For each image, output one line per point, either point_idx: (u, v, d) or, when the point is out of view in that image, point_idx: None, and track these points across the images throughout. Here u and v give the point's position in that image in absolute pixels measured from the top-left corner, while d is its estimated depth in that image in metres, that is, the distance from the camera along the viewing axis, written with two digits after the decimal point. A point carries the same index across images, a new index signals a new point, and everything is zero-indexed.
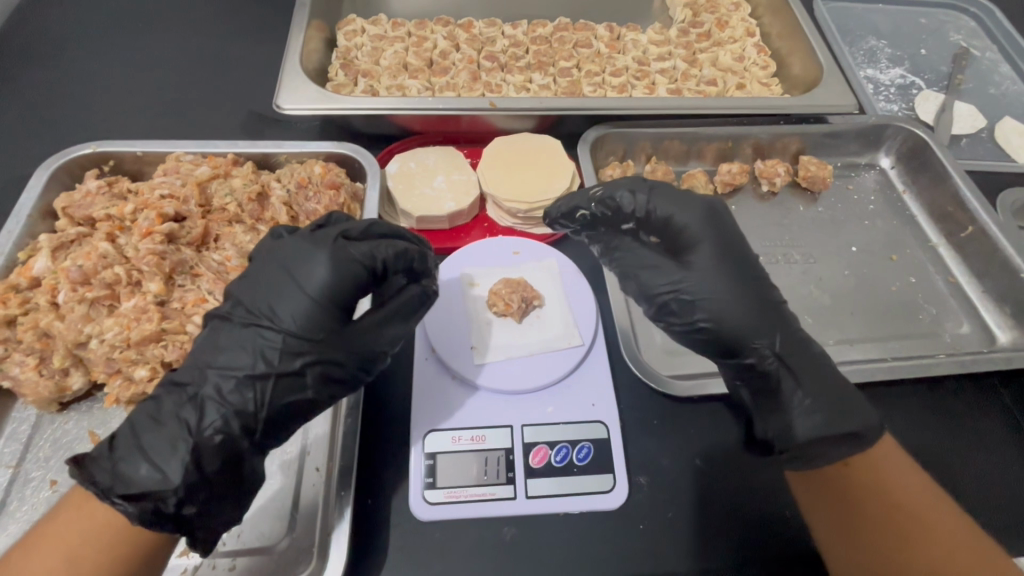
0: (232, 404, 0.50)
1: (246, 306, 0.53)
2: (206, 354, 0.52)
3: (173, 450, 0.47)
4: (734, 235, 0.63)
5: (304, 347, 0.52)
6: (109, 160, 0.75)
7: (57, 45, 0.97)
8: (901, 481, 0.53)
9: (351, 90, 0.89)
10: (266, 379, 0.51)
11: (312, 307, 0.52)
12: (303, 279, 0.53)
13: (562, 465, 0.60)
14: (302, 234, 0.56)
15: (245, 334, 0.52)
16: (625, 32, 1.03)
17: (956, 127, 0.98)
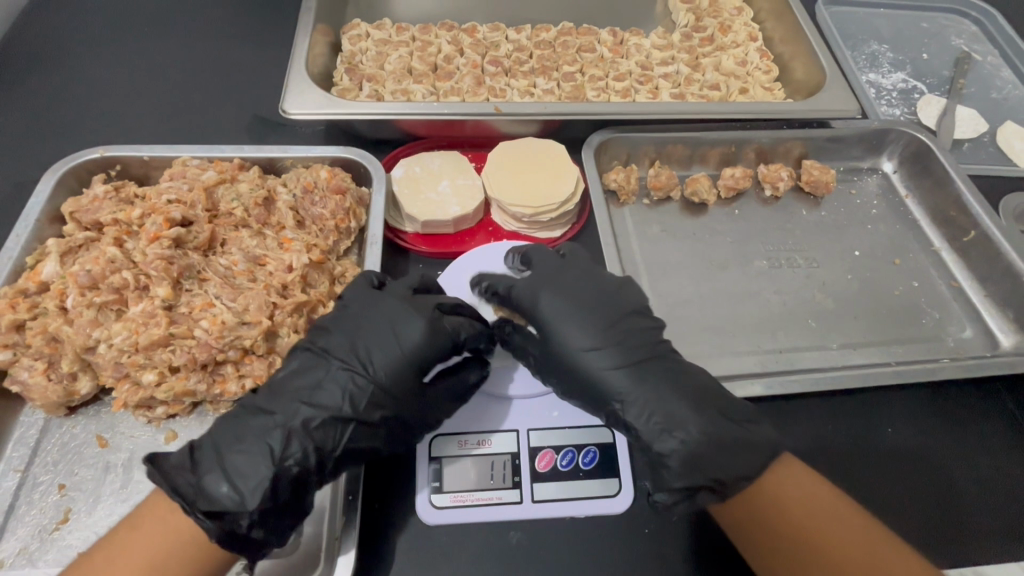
0: (315, 440, 0.52)
1: (346, 347, 0.56)
2: (298, 386, 0.54)
3: (255, 471, 0.50)
4: (582, 293, 0.61)
5: (385, 400, 0.54)
6: (116, 164, 0.76)
7: (63, 50, 0.97)
8: (797, 497, 0.53)
9: (356, 94, 0.90)
10: (347, 425, 0.53)
11: (398, 363, 0.55)
12: (402, 336, 0.56)
13: (568, 470, 0.60)
14: (402, 295, 0.60)
15: (333, 373, 0.55)
16: (628, 36, 1.04)
17: (958, 131, 0.98)
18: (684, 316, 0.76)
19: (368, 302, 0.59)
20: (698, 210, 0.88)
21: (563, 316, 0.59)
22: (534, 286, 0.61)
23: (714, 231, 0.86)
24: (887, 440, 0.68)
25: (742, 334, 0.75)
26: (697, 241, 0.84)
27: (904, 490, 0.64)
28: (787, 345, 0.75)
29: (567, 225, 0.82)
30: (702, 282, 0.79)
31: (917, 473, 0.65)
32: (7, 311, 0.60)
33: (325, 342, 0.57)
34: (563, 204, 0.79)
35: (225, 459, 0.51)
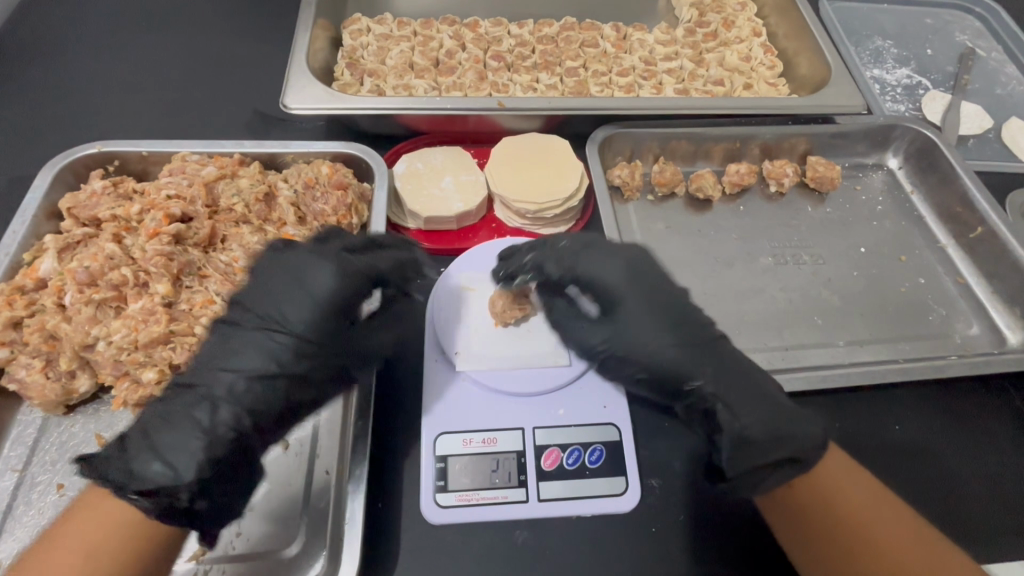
0: (245, 402, 0.51)
1: (256, 314, 0.54)
2: (214, 358, 0.52)
3: (185, 445, 0.48)
4: (655, 292, 0.58)
5: (311, 349, 0.54)
6: (114, 160, 0.74)
7: (60, 44, 0.96)
8: (848, 491, 0.53)
9: (357, 89, 0.89)
10: (277, 381, 0.52)
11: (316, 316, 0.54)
12: (309, 288, 0.55)
13: (574, 468, 0.59)
14: (303, 246, 0.58)
15: (250, 340, 0.53)
16: (631, 31, 1.03)
17: (963, 127, 0.98)
18: None
19: (275, 267, 0.56)
20: (703, 206, 0.87)
21: (639, 315, 0.57)
22: (597, 262, 0.59)
23: (719, 227, 0.85)
24: (895, 437, 0.67)
25: (748, 332, 0.74)
26: (702, 237, 0.83)
27: (912, 487, 0.63)
28: (793, 342, 0.74)
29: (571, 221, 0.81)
30: (708, 279, 0.79)
31: (926, 470, 0.65)
32: (5, 308, 0.59)
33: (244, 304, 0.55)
34: (567, 200, 0.78)
35: (155, 438, 0.48)
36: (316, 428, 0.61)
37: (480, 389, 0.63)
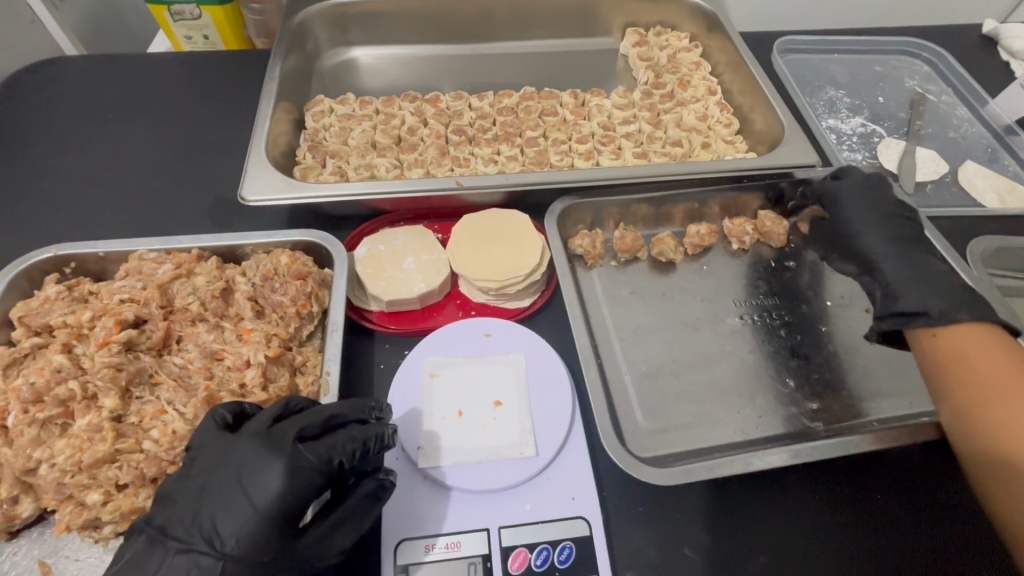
0: (213, 539, 0.49)
1: (190, 524, 0.50)
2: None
3: None
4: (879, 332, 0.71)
5: (247, 488, 0.50)
6: (71, 262, 0.74)
7: (26, 142, 0.97)
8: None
9: (319, 172, 0.89)
10: (224, 506, 0.50)
11: (242, 517, 0.49)
12: (254, 492, 0.49)
13: (543, 569, 0.56)
14: (212, 421, 0.56)
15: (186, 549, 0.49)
16: (589, 97, 1.06)
17: (920, 173, 0.99)
18: (660, 385, 0.74)
19: (211, 455, 0.53)
20: (667, 268, 0.87)
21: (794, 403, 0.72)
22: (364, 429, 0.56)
23: (684, 290, 0.84)
24: (880, 505, 0.64)
25: (719, 402, 0.73)
26: (667, 301, 0.83)
27: (897, 562, 0.61)
28: (767, 408, 0.73)
29: (535, 293, 0.80)
30: (676, 345, 0.78)
31: (913, 544, 0.62)
32: None
33: (164, 516, 0.51)
34: (528, 274, 0.77)
35: None
36: None
37: (446, 485, 0.60)
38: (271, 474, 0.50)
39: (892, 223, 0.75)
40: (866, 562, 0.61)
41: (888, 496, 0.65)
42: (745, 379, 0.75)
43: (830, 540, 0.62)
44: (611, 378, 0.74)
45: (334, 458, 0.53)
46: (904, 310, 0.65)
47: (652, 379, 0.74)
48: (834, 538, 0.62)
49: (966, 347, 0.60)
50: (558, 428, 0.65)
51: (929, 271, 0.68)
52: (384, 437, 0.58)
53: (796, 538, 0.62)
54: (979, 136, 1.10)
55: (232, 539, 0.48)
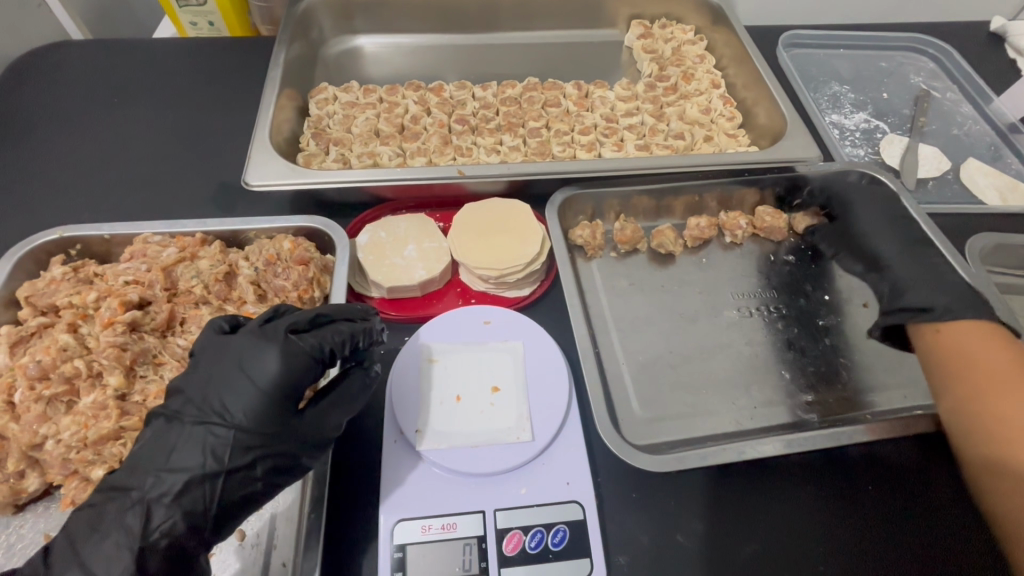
0: (221, 417, 0.52)
1: (200, 408, 0.53)
2: (154, 456, 0.51)
3: (171, 486, 0.50)
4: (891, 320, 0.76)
5: (246, 375, 0.53)
6: (76, 243, 0.75)
7: (33, 124, 0.98)
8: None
9: (322, 160, 0.90)
10: (230, 391, 0.53)
11: (246, 393, 0.52)
12: (254, 375, 0.53)
13: (537, 551, 0.57)
14: (213, 328, 0.59)
15: (202, 422, 0.52)
16: (592, 89, 1.06)
17: (922, 170, 0.99)
18: (658, 375, 0.75)
19: (212, 352, 0.55)
20: (666, 260, 0.88)
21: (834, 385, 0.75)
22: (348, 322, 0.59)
23: (684, 282, 0.85)
24: (868, 497, 0.65)
25: (716, 391, 0.74)
26: (666, 292, 0.84)
27: (885, 550, 0.62)
28: (762, 399, 0.73)
29: (534, 283, 0.81)
30: (674, 336, 0.79)
31: (899, 534, 0.63)
32: None
33: (175, 403, 0.54)
34: (529, 263, 0.78)
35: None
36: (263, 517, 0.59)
37: (444, 467, 0.61)
38: (269, 355, 0.53)
39: (901, 227, 0.81)
40: (854, 553, 0.61)
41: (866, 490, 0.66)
42: (734, 369, 0.76)
43: (820, 530, 0.63)
44: (609, 368, 0.75)
45: (325, 344, 0.56)
46: (911, 306, 0.69)
47: (649, 368, 0.75)
48: (825, 527, 0.63)
49: (967, 346, 0.63)
50: (554, 414, 0.66)
51: (938, 273, 0.72)
52: (372, 332, 0.61)
53: (787, 526, 0.63)
54: (982, 134, 1.10)
55: (244, 413, 0.52)
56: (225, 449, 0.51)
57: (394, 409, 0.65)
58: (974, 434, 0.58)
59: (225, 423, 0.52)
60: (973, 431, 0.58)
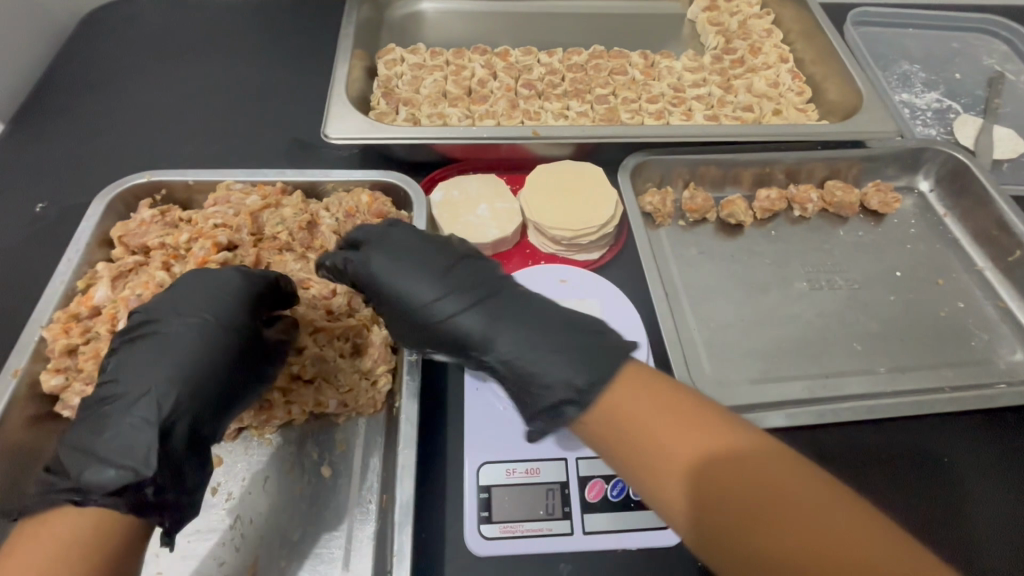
0: (207, 317, 0.56)
1: (176, 321, 0.56)
2: (142, 364, 0.53)
3: (168, 377, 0.52)
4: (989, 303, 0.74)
5: (218, 292, 0.58)
6: (161, 189, 0.76)
7: (108, 75, 1.00)
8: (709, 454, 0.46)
9: (393, 118, 0.91)
10: (210, 300, 0.58)
11: (206, 299, 0.58)
12: (224, 289, 0.59)
13: (618, 500, 0.58)
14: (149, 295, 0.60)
15: (183, 326, 0.55)
16: (659, 59, 1.05)
17: (997, 151, 0.97)
18: (728, 341, 0.75)
19: (163, 295, 0.58)
20: (735, 231, 0.87)
21: (914, 355, 0.75)
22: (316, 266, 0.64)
23: (752, 252, 0.85)
24: (943, 467, 0.65)
25: (787, 359, 0.74)
26: (736, 262, 0.83)
27: (964, 520, 0.61)
28: (833, 369, 0.73)
29: (604, 248, 0.81)
30: (743, 304, 0.79)
31: (976, 505, 0.63)
32: (61, 335, 0.61)
33: (148, 328, 0.56)
34: (602, 226, 0.78)
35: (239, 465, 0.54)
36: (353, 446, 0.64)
37: None
38: (223, 275, 0.60)
39: None
40: (933, 522, 0.61)
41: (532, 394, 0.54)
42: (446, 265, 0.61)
43: (897, 498, 0.63)
44: (682, 332, 0.75)
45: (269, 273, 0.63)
46: None
47: (719, 334, 0.76)
48: (900, 493, 0.63)
49: (643, 399, 0.49)
50: None
51: None
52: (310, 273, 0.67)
53: (862, 490, 0.63)
54: None
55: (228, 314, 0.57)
56: (214, 342, 0.55)
57: None
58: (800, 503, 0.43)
59: (203, 321, 0.56)
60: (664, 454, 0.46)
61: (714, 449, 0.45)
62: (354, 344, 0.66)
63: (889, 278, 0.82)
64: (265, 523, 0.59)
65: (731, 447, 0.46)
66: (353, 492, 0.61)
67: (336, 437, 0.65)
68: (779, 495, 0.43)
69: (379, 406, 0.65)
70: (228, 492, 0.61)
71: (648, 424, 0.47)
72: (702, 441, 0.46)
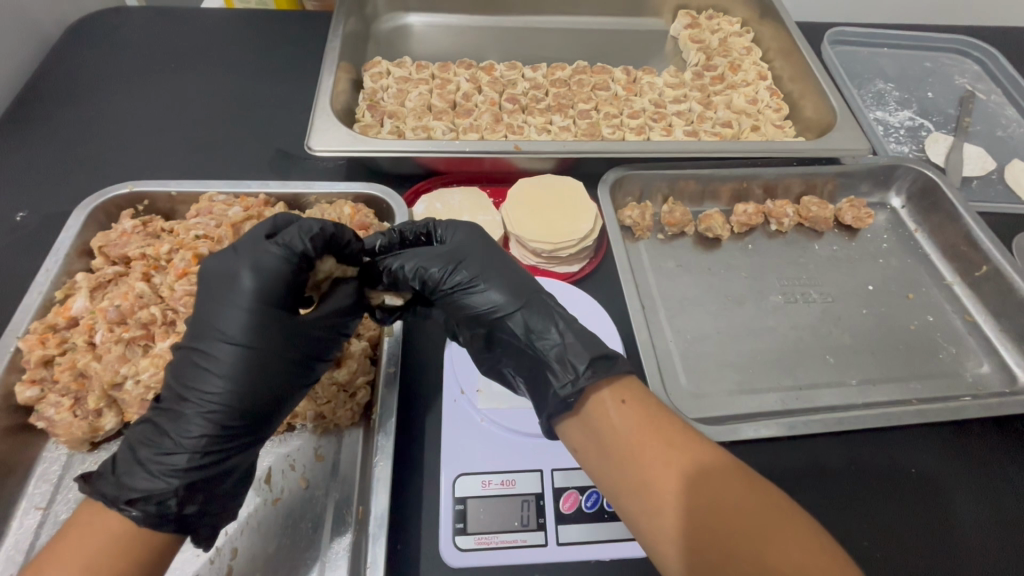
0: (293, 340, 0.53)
1: (262, 335, 0.51)
2: (222, 375, 0.50)
3: (236, 398, 0.50)
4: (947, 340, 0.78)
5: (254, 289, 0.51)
6: (144, 199, 0.77)
7: (92, 85, 1.00)
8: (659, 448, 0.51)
9: (377, 131, 0.92)
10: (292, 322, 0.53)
11: (261, 320, 0.51)
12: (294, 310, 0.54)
13: (593, 511, 0.59)
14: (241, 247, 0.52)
15: (242, 347, 0.51)
16: (641, 74, 1.07)
17: (966, 169, 1.00)
18: (703, 353, 0.76)
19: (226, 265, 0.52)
20: (712, 244, 0.89)
21: (885, 368, 0.77)
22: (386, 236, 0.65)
23: (729, 265, 0.87)
24: (911, 479, 0.67)
25: (762, 371, 0.75)
26: (712, 275, 0.85)
27: (933, 532, 0.63)
28: (806, 382, 0.75)
29: (584, 260, 0.82)
30: (720, 317, 0.80)
31: (945, 515, 0.64)
32: (37, 347, 0.61)
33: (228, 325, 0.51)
34: (581, 240, 0.80)
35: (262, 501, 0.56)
36: (334, 460, 0.64)
37: (504, 427, 0.64)
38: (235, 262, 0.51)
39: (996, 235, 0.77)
40: (902, 533, 0.62)
41: (535, 375, 0.58)
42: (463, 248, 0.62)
43: (866, 508, 0.64)
44: (659, 344, 0.76)
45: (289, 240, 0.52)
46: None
47: (695, 346, 0.77)
48: (870, 505, 0.64)
49: (632, 422, 0.53)
50: None
51: None
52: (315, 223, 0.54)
53: (832, 501, 0.64)
54: None
55: (309, 347, 0.54)
56: (276, 378, 0.52)
57: (452, 369, 0.68)
58: (746, 517, 0.47)
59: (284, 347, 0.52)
60: (637, 475, 0.51)
61: (667, 470, 0.50)
62: None
63: (862, 293, 0.84)
64: (240, 535, 0.59)
65: (696, 467, 0.50)
66: (331, 506, 0.61)
67: (315, 448, 0.65)
68: (726, 514, 0.47)
69: (357, 418, 0.66)
70: None
71: (636, 445, 0.52)
72: (670, 461, 0.51)
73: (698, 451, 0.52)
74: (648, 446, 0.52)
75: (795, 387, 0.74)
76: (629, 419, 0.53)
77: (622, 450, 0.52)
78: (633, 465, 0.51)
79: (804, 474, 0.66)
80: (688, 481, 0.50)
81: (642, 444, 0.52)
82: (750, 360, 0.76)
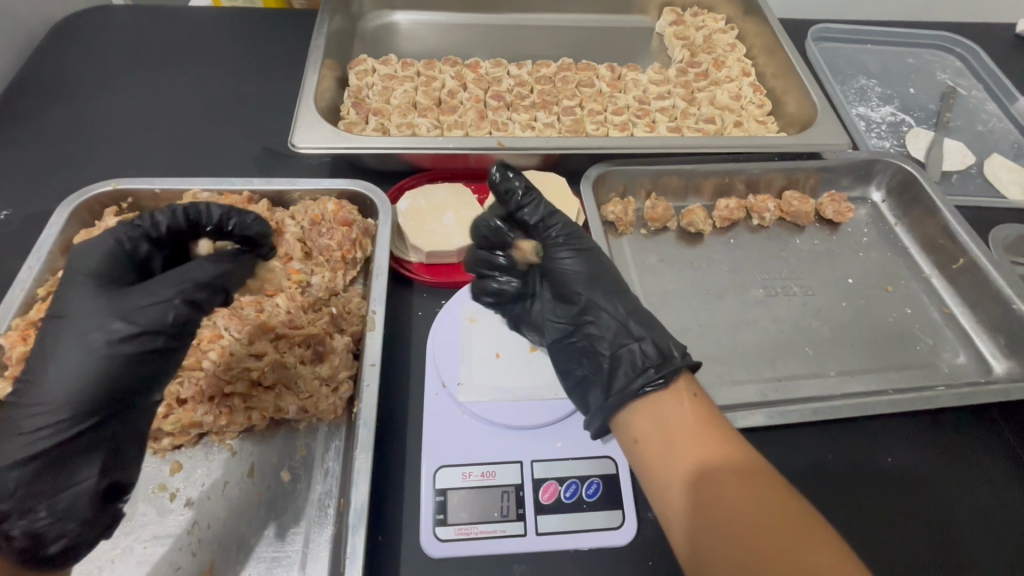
0: (132, 310, 0.48)
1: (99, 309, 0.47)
2: (56, 355, 0.45)
3: (65, 381, 0.44)
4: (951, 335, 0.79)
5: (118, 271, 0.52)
6: (127, 197, 0.77)
7: (77, 83, 1.00)
8: (711, 444, 0.54)
9: (362, 128, 0.92)
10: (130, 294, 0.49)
11: (95, 290, 0.49)
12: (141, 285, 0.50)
13: (571, 501, 0.60)
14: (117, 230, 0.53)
15: (77, 325, 0.47)
16: (625, 72, 1.08)
17: (945, 163, 1.01)
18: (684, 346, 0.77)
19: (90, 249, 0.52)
20: (694, 239, 0.90)
21: (863, 360, 0.78)
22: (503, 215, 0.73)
23: (711, 259, 0.88)
24: (887, 467, 0.68)
25: (741, 363, 0.76)
26: (694, 269, 0.86)
27: (905, 519, 0.64)
28: (785, 373, 0.76)
29: None
30: (702, 311, 0.81)
31: (918, 502, 0.65)
32: (18, 343, 0.62)
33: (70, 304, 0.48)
34: None
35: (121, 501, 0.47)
36: (317, 454, 0.65)
37: (484, 419, 0.64)
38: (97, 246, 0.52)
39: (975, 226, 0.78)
40: (875, 520, 0.63)
41: (621, 355, 0.62)
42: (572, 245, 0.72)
43: (840, 496, 0.65)
44: None
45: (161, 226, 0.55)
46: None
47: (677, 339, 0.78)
48: (844, 493, 0.65)
49: (689, 416, 0.56)
50: None
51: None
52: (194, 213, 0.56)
53: (807, 489, 0.65)
54: (1008, 131, 1.11)
55: (143, 313, 0.48)
56: (108, 353, 0.46)
57: (435, 363, 0.69)
58: (773, 522, 0.49)
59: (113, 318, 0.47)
60: (687, 460, 0.53)
61: (707, 463, 0.53)
62: (316, 351, 0.67)
63: (842, 286, 0.85)
64: (225, 528, 0.60)
65: (742, 467, 0.53)
66: (313, 499, 0.62)
67: (298, 442, 0.66)
68: (755, 516, 0.49)
69: (340, 412, 0.66)
70: (186, 500, 0.61)
71: (691, 434, 0.54)
72: (720, 456, 0.53)
73: (747, 457, 0.54)
74: (700, 438, 0.54)
75: (775, 379, 0.75)
76: (687, 412, 0.56)
77: (680, 437, 0.55)
78: (683, 450, 0.54)
79: (780, 464, 0.67)
80: (732, 475, 0.52)
81: (696, 436, 0.54)
82: (730, 352, 0.77)
